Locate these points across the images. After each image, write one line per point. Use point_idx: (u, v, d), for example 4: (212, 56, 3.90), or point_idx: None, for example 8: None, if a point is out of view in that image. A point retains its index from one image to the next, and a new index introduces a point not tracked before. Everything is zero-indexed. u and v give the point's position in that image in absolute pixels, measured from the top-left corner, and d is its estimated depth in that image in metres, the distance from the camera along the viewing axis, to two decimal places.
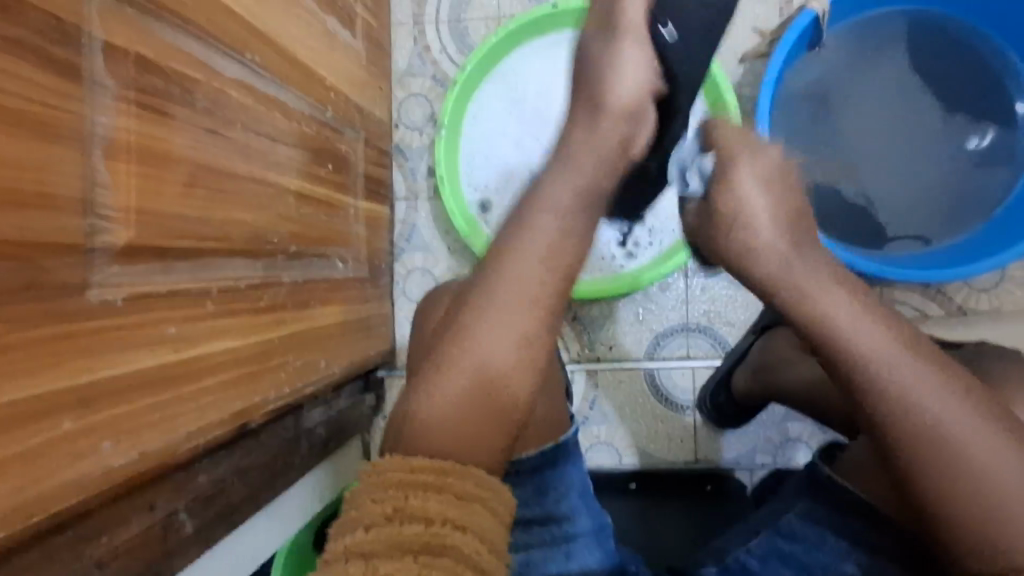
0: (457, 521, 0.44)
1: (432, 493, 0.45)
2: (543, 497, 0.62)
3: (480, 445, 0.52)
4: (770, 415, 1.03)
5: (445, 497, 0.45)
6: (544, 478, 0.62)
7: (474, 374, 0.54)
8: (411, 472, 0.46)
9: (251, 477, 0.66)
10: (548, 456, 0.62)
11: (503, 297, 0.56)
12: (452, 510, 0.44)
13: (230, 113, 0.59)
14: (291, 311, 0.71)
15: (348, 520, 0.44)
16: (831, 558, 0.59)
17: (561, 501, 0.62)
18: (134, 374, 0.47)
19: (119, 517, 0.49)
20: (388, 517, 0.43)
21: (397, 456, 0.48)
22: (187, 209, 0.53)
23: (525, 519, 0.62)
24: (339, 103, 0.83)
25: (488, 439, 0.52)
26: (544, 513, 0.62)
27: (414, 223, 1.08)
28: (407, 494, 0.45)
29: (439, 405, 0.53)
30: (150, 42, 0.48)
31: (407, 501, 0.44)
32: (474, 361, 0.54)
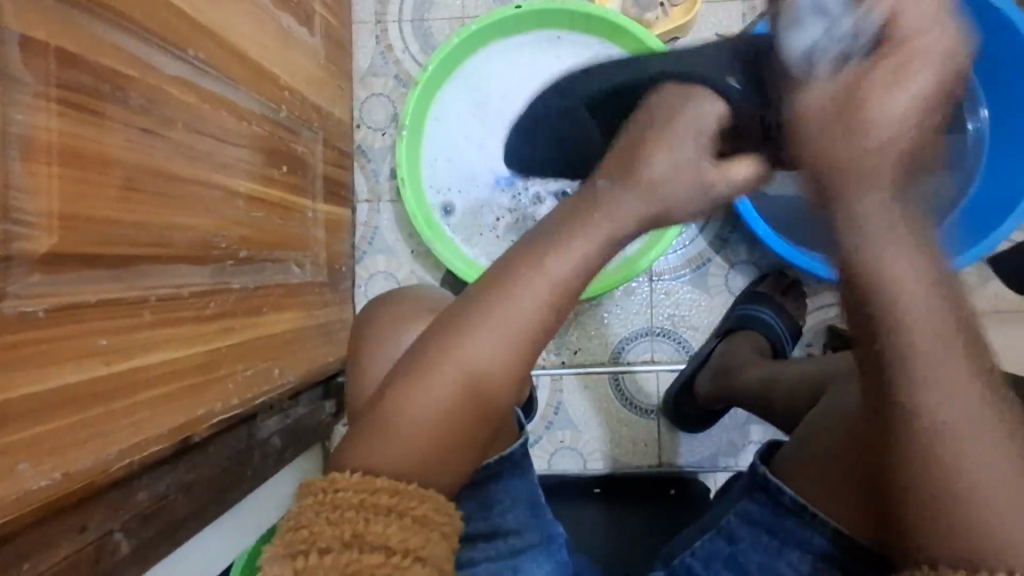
0: (419, 551, 0.40)
1: (392, 519, 0.41)
2: (490, 511, 0.61)
3: (443, 464, 0.48)
4: (732, 419, 1.04)
5: (405, 523, 0.41)
6: (488, 493, 0.61)
7: (455, 390, 0.49)
8: (372, 493, 0.43)
9: (196, 493, 0.63)
10: (494, 469, 0.60)
11: (490, 315, 0.50)
12: (413, 539, 0.40)
13: (170, 111, 0.56)
14: (240, 318, 0.68)
15: (297, 541, 0.40)
16: (774, 561, 0.58)
17: (507, 515, 0.61)
18: (61, 391, 0.45)
19: (45, 541, 0.46)
20: (345, 543, 0.39)
21: (358, 475, 0.44)
22: (120, 213, 0.50)
23: (471, 535, 0.61)
24: (295, 102, 0.81)
25: (453, 457, 0.48)
26: (489, 529, 0.61)
27: (377, 226, 1.05)
28: (365, 518, 0.41)
29: (409, 418, 0.48)
30: (77, 36, 0.46)
31: (366, 526, 0.40)
32: (456, 374, 0.49)
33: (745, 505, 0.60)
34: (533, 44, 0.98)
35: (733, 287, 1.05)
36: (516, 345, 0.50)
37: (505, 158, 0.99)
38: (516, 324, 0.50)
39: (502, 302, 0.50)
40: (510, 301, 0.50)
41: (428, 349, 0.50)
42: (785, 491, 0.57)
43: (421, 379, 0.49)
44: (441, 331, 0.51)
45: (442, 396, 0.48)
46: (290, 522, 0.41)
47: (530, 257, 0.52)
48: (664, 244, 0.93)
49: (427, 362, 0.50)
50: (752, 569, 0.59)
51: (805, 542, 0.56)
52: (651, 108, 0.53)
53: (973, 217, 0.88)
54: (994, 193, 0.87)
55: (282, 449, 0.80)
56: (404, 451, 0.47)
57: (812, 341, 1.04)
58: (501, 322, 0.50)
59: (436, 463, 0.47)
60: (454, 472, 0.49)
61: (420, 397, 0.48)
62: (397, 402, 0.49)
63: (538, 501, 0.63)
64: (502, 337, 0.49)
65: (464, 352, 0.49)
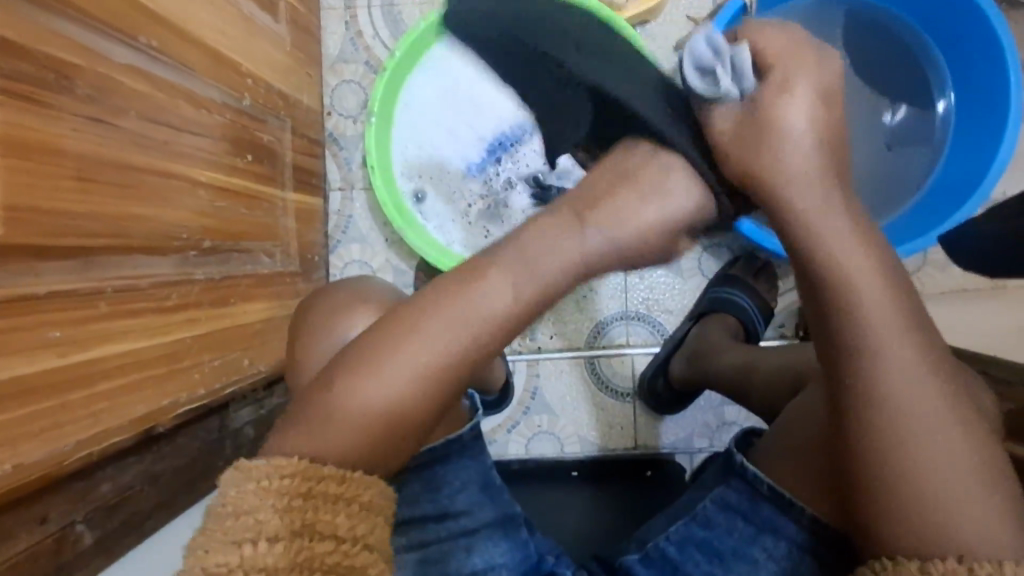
0: (367, 539, 0.41)
1: (341, 507, 0.42)
2: (437, 494, 0.62)
3: (385, 445, 0.47)
4: (707, 400, 1.05)
5: (353, 510, 0.42)
6: (434, 475, 0.62)
7: (412, 377, 0.48)
8: (319, 481, 0.43)
9: (164, 484, 0.63)
10: (440, 452, 0.61)
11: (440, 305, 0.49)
12: (361, 527, 0.42)
13: (121, 100, 0.55)
14: (206, 308, 0.68)
15: (241, 527, 0.39)
16: (739, 542, 0.58)
17: (457, 497, 0.62)
18: (12, 383, 0.45)
19: (4, 533, 0.46)
20: (295, 531, 0.39)
21: (305, 461, 0.44)
22: (72, 203, 0.50)
23: (416, 517, 0.61)
24: (259, 91, 0.80)
25: (397, 440, 0.48)
26: (438, 510, 0.62)
27: (350, 214, 1.05)
28: (313, 505, 0.41)
29: (362, 405, 0.47)
30: (18, 24, 0.45)
31: (314, 513, 0.41)
32: (413, 358, 0.48)
33: (723, 492, 0.59)
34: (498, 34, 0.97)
35: (706, 270, 1.06)
36: (471, 331, 0.49)
37: (476, 145, 0.99)
38: (468, 307, 0.49)
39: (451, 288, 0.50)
40: (465, 293, 0.50)
41: (378, 338, 0.49)
42: (760, 479, 0.57)
43: (371, 367, 0.48)
44: (397, 322, 0.50)
45: (393, 379, 0.47)
46: (228, 507, 0.41)
47: None
48: None
49: (380, 348, 0.48)
50: (725, 552, 0.58)
51: (769, 521, 0.57)
52: (643, 183, 0.54)
53: (938, 195, 0.88)
54: (958, 171, 0.87)
55: (255, 439, 0.80)
56: (350, 434, 0.46)
57: (784, 322, 1.05)
58: (456, 311, 0.49)
59: (380, 442, 0.47)
60: (396, 455, 0.48)
61: (370, 384, 0.47)
62: (342, 388, 0.47)
63: (492, 483, 0.65)
64: (459, 326, 0.49)
65: (412, 336, 0.48)
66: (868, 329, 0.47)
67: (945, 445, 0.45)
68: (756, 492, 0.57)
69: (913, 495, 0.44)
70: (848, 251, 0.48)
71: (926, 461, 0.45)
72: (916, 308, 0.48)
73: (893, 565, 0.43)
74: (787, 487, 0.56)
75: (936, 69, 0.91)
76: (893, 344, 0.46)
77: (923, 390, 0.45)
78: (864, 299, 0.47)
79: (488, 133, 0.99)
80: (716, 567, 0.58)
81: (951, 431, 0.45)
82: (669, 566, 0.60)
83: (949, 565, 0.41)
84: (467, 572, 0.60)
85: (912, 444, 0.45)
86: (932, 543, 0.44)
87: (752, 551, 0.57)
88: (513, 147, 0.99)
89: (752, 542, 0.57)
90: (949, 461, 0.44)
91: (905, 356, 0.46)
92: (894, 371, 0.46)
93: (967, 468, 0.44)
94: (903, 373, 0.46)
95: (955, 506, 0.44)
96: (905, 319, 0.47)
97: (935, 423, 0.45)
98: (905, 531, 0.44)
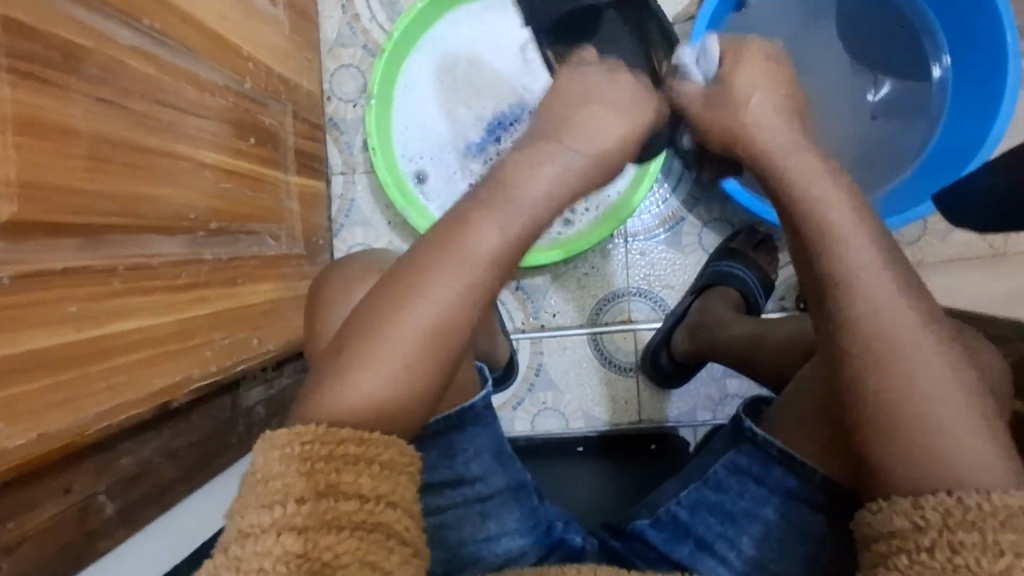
0: (390, 496, 0.42)
1: (362, 467, 0.42)
2: (453, 460, 0.63)
3: (398, 408, 0.48)
4: (709, 372, 1.06)
5: (374, 470, 0.43)
6: (451, 442, 0.63)
7: (415, 338, 0.48)
8: (338, 444, 0.43)
9: (181, 459, 0.65)
10: (453, 421, 0.62)
11: (421, 263, 0.50)
12: (383, 485, 0.42)
13: (128, 82, 0.57)
14: (215, 289, 0.69)
15: (269, 492, 0.40)
16: (752, 505, 0.59)
17: (472, 464, 0.63)
18: (30, 356, 0.46)
19: (30, 502, 0.48)
20: (319, 492, 0.40)
21: (324, 426, 0.44)
22: (82, 182, 0.51)
23: (433, 484, 0.62)
24: (260, 74, 0.81)
25: (410, 399, 0.48)
26: (455, 475, 0.63)
27: (353, 198, 1.06)
28: (337, 468, 0.42)
29: (373, 379, 0.47)
30: (23, 5, 0.46)
31: (338, 475, 0.41)
32: (418, 320, 0.48)
33: (734, 456, 0.60)
34: (496, 8, 0.98)
35: (706, 245, 1.06)
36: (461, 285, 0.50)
37: (474, 125, 1.00)
38: (457, 262, 0.51)
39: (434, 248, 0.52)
40: (448, 254, 0.50)
41: (379, 307, 0.49)
42: (771, 442, 0.57)
43: (376, 339, 0.48)
44: (392, 286, 0.50)
45: (399, 346, 0.48)
46: (259, 475, 0.42)
47: (485, 209, 0.51)
48: (637, 198, 0.94)
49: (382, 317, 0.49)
50: (737, 515, 0.59)
51: (783, 485, 0.57)
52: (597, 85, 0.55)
53: (936, 165, 0.89)
54: (955, 140, 0.88)
55: (268, 418, 0.82)
56: (361, 393, 0.47)
57: (785, 295, 1.06)
58: (448, 269, 0.50)
59: (394, 401, 0.48)
60: (412, 417, 0.49)
61: (379, 353, 0.48)
62: (349, 363, 0.48)
63: (504, 451, 0.66)
64: (460, 280, 0.49)
65: (409, 298, 0.49)
66: (856, 276, 0.47)
67: (931, 379, 0.45)
68: (768, 455, 0.58)
69: (913, 435, 0.44)
70: (827, 197, 0.50)
71: (914, 395, 0.44)
72: (886, 250, 0.49)
73: (888, 506, 0.44)
74: (794, 445, 0.57)
75: (933, 37, 0.91)
76: (872, 280, 0.47)
77: (909, 324, 0.46)
78: (833, 235, 0.48)
79: (485, 113, 0.99)
80: (729, 530, 0.59)
81: (937, 364, 0.45)
82: (681, 529, 0.61)
83: (941, 498, 0.41)
84: (481, 536, 0.62)
85: (898, 380, 0.45)
86: (922, 478, 0.43)
87: (763, 511, 0.59)
88: (513, 125, 0.99)
89: (763, 503, 0.59)
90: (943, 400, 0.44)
91: (886, 290, 0.46)
92: (881, 309, 0.46)
93: (954, 400, 0.44)
94: (889, 312, 0.46)
95: (943, 430, 0.44)
96: (889, 261, 0.48)
97: (917, 357, 0.45)
98: (894, 468, 0.44)
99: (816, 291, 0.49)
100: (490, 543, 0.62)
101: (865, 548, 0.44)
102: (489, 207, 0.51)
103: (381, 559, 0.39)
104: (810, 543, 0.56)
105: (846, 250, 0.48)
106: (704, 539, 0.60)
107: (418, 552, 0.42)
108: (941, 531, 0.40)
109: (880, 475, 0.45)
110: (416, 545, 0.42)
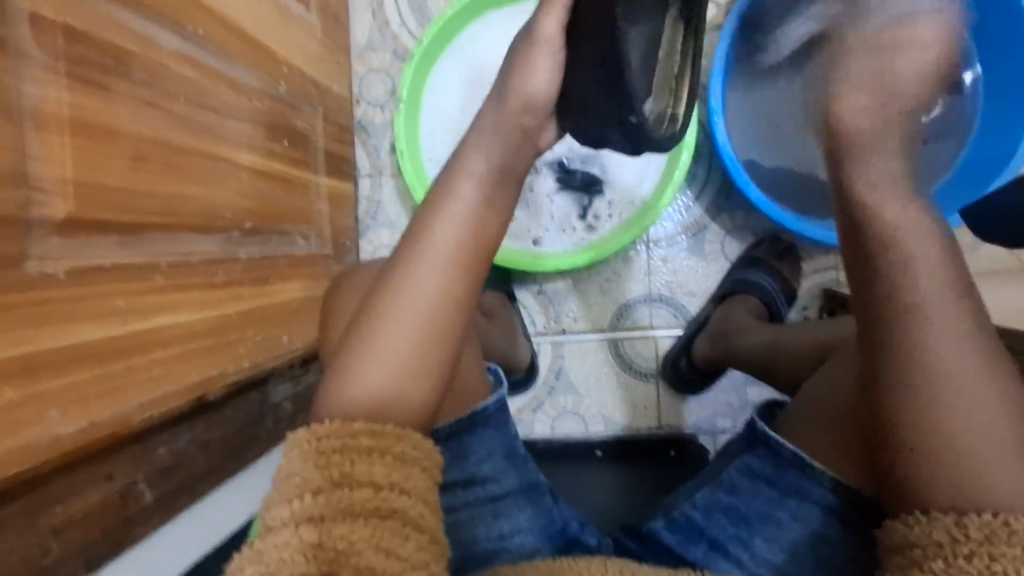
0: (402, 484, 0.43)
1: (375, 458, 0.44)
2: (465, 461, 0.64)
3: (412, 397, 0.50)
4: (729, 380, 1.06)
5: (388, 460, 0.44)
6: (463, 443, 0.64)
7: (412, 325, 0.51)
8: (352, 437, 0.45)
9: (212, 452, 0.67)
10: (465, 422, 0.64)
11: (433, 261, 0.52)
12: (397, 474, 0.44)
13: (172, 87, 0.59)
14: (250, 286, 0.71)
15: (289, 488, 0.42)
16: (766, 507, 0.59)
17: (484, 464, 0.65)
18: (84, 346, 0.49)
19: (74, 487, 0.51)
20: (335, 483, 0.42)
21: (336, 421, 0.46)
22: (129, 182, 0.53)
23: (450, 483, 0.64)
24: (294, 78, 0.83)
25: (420, 384, 0.50)
26: (466, 476, 0.64)
27: (379, 200, 1.07)
28: (351, 459, 0.43)
29: (395, 373, 0.49)
30: (80, 12, 0.48)
31: (352, 466, 0.43)
32: (411, 308, 0.51)
33: (748, 459, 0.60)
34: (525, 14, 0.99)
35: (729, 253, 1.06)
36: (453, 275, 0.52)
37: None
38: (448, 254, 0.53)
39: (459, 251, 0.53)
40: (429, 248, 0.53)
41: (397, 304, 0.51)
42: (784, 444, 0.57)
43: (399, 333, 0.50)
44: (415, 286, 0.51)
45: (399, 334, 0.50)
46: (281, 473, 0.43)
47: None
48: (661, 205, 0.94)
49: (383, 310, 0.51)
50: (751, 518, 0.59)
51: (805, 492, 0.57)
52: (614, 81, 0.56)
53: (969, 175, 0.88)
54: (989, 151, 0.87)
55: (294, 414, 0.84)
56: (366, 384, 0.49)
57: (808, 304, 1.05)
58: (431, 260, 0.52)
59: (398, 386, 0.49)
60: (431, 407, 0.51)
61: (397, 349, 0.50)
62: (350, 358, 0.51)
63: (516, 452, 0.67)
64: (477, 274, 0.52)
65: (403, 289, 0.52)
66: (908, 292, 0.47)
67: (975, 398, 0.44)
68: (781, 458, 0.58)
69: (954, 456, 0.44)
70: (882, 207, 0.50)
71: (956, 415, 0.44)
72: (919, 263, 0.48)
73: (926, 520, 0.43)
74: (812, 453, 0.57)
75: None
76: (929, 296, 0.47)
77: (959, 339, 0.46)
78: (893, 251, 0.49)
79: None
80: (743, 532, 0.59)
81: (981, 386, 0.45)
82: (695, 531, 0.62)
83: (985, 518, 0.41)
84: (494, 535, 0.63)
85: (947, 396, 0.45)
86: (960, 493, 0.43)
87: (777, 514, 0.58)
88: None
89: (777, 506, 0.58)
90: (989, 423, 0.44)
91: (937, 300, 0.47)
92: (933, 328, 0.46)
93: (1002, 424, 0.44)
94: (941, 331, 0.46)
95: (985, 452, 0.43)
96: (944, 280, 0.48)
97: (961, 374, 0.45)
98: (932, 480, 0.44)
99: (866, 303, 0.50)
100: (502, 541, 0.63)
101: (895, 553, 0.44)
102: None
103: (397, 546, 0.39)
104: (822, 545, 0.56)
105: (900, 258, 0.48)
106: (717, 540, 0.60)
107: (433, 539, 0.43)
108: (982, 543, 0.40)
109: (914, 490, 0.45)
110: (432, 533, 0.43)
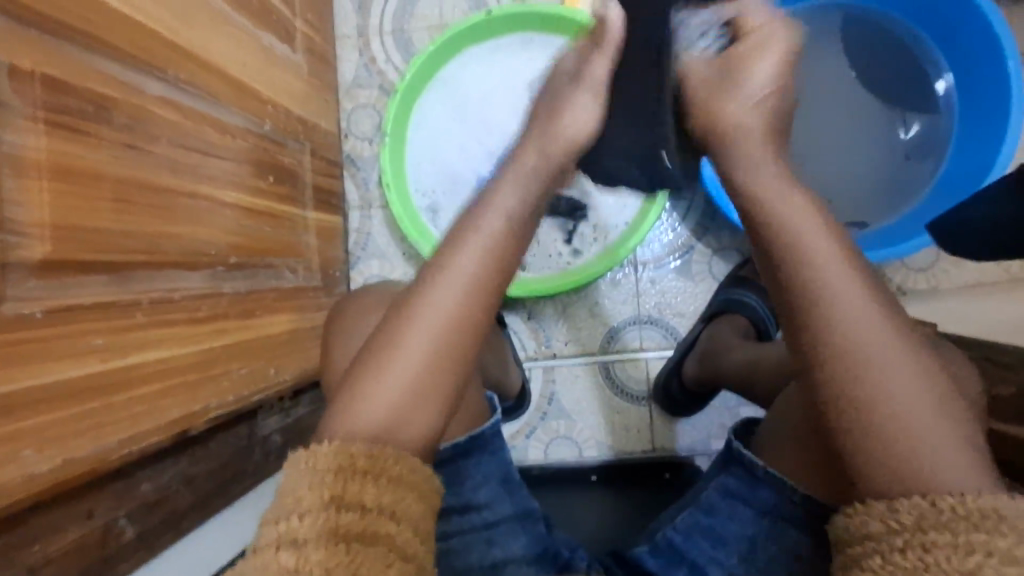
0: (393, 509, 0.43)
1: (369, 479, 0.44)
2: (461, 487, 0.64)
3: (406, 425, 0.49)
4: (723, 401, 1.06)
5: (381, 483, 0.44)
6: (458, 468, 0.65)
7: (426, 346, 0.50)
8: (350, 457, 0.45)
9: (196, 486, 0.67)
10: (461, 447, 0.64)
11: (437, 290, 0.51)
12: (387, 497, 0.44)
13: (154, 129, 0.61)
14: (234, 321, 0.72)
15: (282, 506, 0.43)
16: (744, 527, 0.58)
17: (479, 490, 0.65)
18: (63, 384, 0.50)
19: (53, 526, 0.51)
20: (325, 502, 0.42)
21: (334, 444, 0.46)
22: (112, 223, 0.55)
23: (445, 509, 0.64)
24: (280, 117, 0.85)
25: (419, 412, 0.49)
26: (462, 502, 0.64)
27: (369, 231, 1.09)
28: (344, 480, 0.43)
29: (384, 407, 0.49)
30: (59, 63, 0.51)
31: (345, 487, 0.43)
32: (426, 326, 0.51)
33: (724, 479, 0.60)
34: (508, 47, 1.02)
35: (717, 273, 1.07)
36: (469, 297, 0.51)
37: (486, 158, 1.03)
38: (461, 275, 0.52)
39: (475, 271, 0.52)
40: (447, 268, 0.52)
41: (393, 326, 0.51)
42: (758, 464, 0.57)
43: (392, 358, 0.50)
44: (402, 312, 0.52)
45: (410, 355, 0.50)
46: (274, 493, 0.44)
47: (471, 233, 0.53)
48: (641, 233, 0.94)
49: (399, 327, 0.51)
50: (730, 541, 0.59)
51: (778, 510, 0.57)
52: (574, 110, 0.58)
53: (944, 189, 0.89)
54: (965, 164, 0.88)
55: (284, 447, 0.84)
56: (376, 404, 0.49)
57: None
58: (441, 279, 0.52)
59: (404, 410, 0.49)
60: (426, 434, 0.50)
61: (390, 376, 0.49)
62: (362, 380, 0.50)
63: (512, 479, 0.67)
64: (461, 290, 0.51)
65: (418, 310, 0.51)
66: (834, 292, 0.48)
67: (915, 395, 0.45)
68: (755, 477, 0.58)
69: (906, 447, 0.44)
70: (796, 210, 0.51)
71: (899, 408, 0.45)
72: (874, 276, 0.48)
73: (863, 508, 0.44)
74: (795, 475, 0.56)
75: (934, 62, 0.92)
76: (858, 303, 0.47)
77: (887, 348, 0.46)
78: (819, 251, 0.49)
79: (496, 148, 1.02)
80: (722, 553, 0.59)
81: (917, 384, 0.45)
82: (678, 556, 0.61)
83: (914, 500, 0.42)
84: (487, 563, 0.62)
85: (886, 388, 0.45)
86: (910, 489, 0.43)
87: (756, 534, 0.58)
88: None
89: (755, 526, 0.58)
90: (934, 420, 0.45)
91: (867, 325, 0.47)
92: (864, 326, 0.47)
93: (938, 419, 0.45)
94: (866, 328, 0.46)
95: (932, 445, 0.44)
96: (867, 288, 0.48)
97: (900, 389, 0.45)
98: (874, 475, 0.45)
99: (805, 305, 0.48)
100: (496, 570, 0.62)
101: (839, 547, 0.45)
102: (480, 229, 0.53)
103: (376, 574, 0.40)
104: (797, 565, 0.55)
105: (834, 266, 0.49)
106: (699, 564, 0.59)
107: (420, 569, 0.43)
108: (915, 531, 0.41)
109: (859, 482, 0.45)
110: (419, 562, 0.43)
